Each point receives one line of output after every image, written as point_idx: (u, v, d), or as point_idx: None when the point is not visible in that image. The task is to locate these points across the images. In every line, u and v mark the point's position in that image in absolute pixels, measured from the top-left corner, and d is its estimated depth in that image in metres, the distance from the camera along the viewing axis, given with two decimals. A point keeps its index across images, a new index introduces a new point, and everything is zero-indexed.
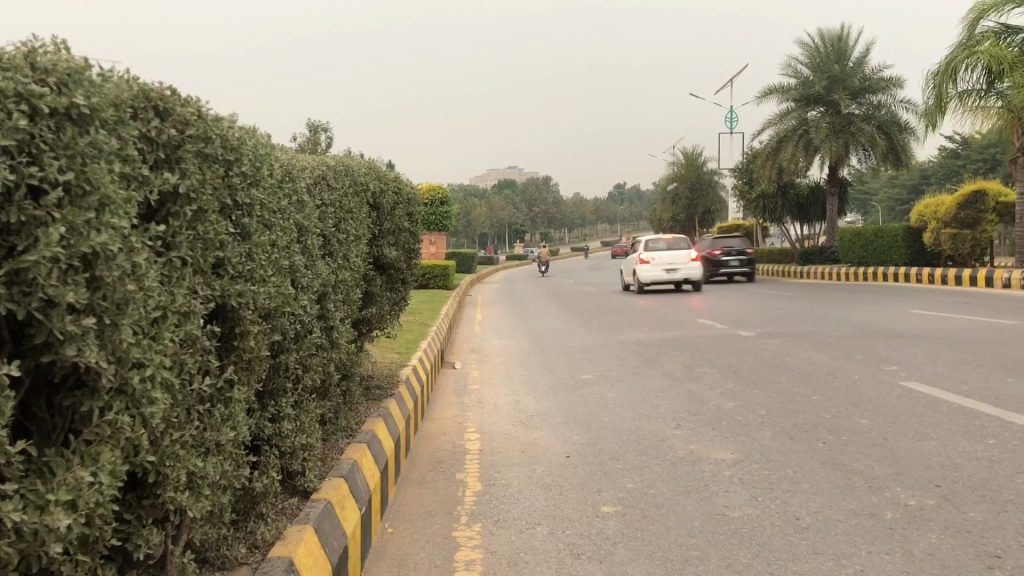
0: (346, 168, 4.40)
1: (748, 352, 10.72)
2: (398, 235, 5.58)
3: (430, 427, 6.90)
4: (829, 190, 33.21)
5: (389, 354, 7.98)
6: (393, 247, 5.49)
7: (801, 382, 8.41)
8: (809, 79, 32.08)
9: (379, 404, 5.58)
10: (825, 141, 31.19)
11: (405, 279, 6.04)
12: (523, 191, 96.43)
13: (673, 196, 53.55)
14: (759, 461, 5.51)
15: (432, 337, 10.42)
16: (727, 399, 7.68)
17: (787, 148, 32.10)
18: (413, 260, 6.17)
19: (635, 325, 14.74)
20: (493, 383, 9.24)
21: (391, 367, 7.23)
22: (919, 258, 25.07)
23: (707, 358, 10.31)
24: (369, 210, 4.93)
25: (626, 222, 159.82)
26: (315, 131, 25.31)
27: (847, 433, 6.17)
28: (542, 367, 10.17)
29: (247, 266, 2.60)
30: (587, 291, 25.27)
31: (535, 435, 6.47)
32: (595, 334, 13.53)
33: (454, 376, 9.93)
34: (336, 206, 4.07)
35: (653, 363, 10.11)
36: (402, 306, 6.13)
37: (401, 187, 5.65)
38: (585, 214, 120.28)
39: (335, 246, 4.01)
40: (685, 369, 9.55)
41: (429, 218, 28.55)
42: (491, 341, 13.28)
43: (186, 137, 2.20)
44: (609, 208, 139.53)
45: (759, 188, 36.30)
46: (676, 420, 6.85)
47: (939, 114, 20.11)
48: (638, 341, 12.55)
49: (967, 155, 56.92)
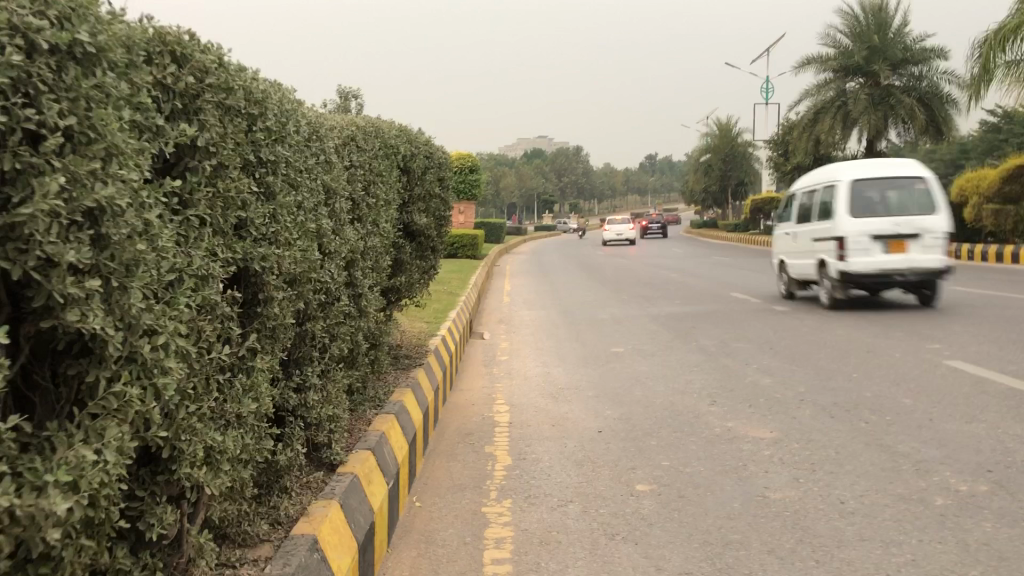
0: (376, 130, 4.23)
1: (784, 328, 10.48)
2: (428, 200, 5.41)
3: (458, 398, 6.76)
4: (868, 163, 32.56)
5: (417, 323, 7.86)
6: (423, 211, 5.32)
7: (840, 359, 8.19)
8: (849, 49, 31.18)
9: (407, 374, 5.45)
10: (864, 113, 30.49)
11: (436, 248, 5.87)
12: (554, 160, 96.18)
13: (706, 167, 53.10)
14: (798, 440, 5.32)
15: (461, 306, 10.29)
16: (764, 375, 7.49)
17: (824, 120, 31.48)
18: (444, 227, 6.00)
19: (667, 297, 14.53)
20: (522, 354, 9.10)
21: (420, 337, 7.09)
22: (958, 235, 24.53)
23: (742, 333, 10.09)
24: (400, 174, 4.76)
25: (658, 193, 158.81)
26: (346, 96, 25.00)
27: (891, 413, 5.97)
28: (571, 339, 10.03)
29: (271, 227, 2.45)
30: (618, 263, 25.02)
31: (565, 408, 6.32)
32: (627, 306, 13.35)
33: (482, 346, 9.79)
34: (364, 169, 3.90)
35: (686, 337, 9.92)
36: (432, 274, 5.97)
37: (433, 151, 5.46)
38: (616, 185, 119.52)
39: (364, 212, 3.85)
40: (720, 344, 9.35)
41: (459, 187, 28.48)
42: (521, 311, 13.13)
43: (206, 87, 2.04)
44: (641, 179, 138.40)
45: (794, 160, 35.73)
46: (711, 396, 6.68)
47: (985, 85, 19.51)
48: (670, 314, 12.35)
49: (1010, 130, 55.87)
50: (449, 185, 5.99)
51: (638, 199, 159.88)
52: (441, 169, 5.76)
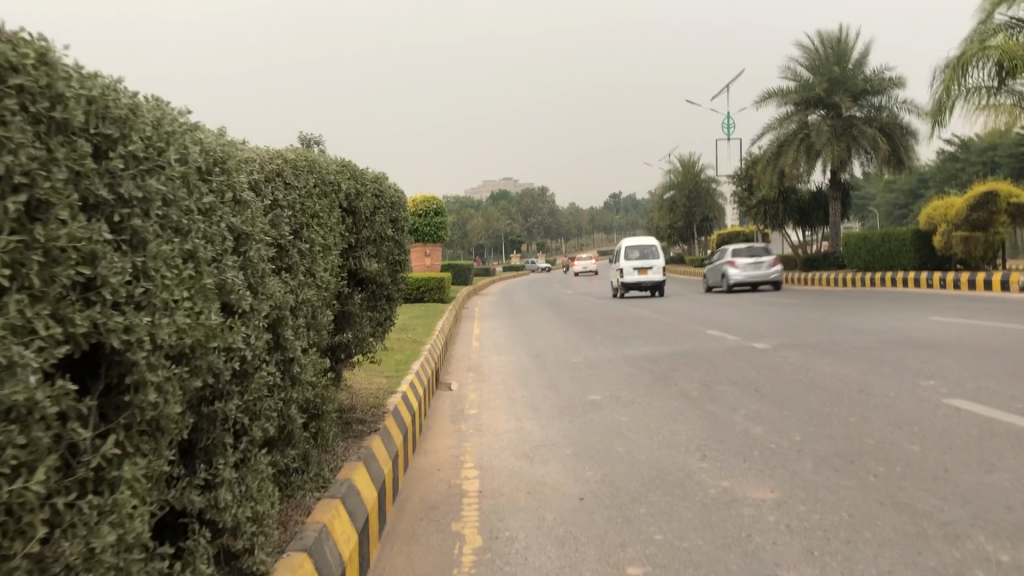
0: (310, 163, 3.62)
1: (767, 367, 9.93)
2: (381, 243, 4.80)
3: (422, 463, 6.09)
4: (833, 195, 32.55)
5: (375, 377, 7.18)
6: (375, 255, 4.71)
7: (832, 400, 7.64)
8: (809, 81, 31.33)
9: (360, 442, 4.79)
10: (827, 144, 30.52)
11: (390, 297, 5.25)
12: (519, 201, 96.33)
13: (671, 203, 53.23)
14: (805, 500, 4.72)
15: (425, 355, 9.61)
16: (754, 422, 6.90)
17: (788, 152, 31.50)
18: (401, 274, 5.39)
19: (642, 337, 13.99)
20: (492, 406, 8.44)
21: (377, 394, 6.43)
22: (928, 263, 24.34)
23: (724, 374, 9.52)
24: (342, 215, 4.15)
25: (624, 231, 159.65)
26: (308, 141, 24.43)
27: (902, 462, 5.39)
28: (544, 387, 9.40)
29: (150, 285, 1.84)
30: (588, 301, 24.52)
31: (541, 471, 5.68)
32: (601, 348, 12.76)
33: (449, 398, 9.12)
34: (294, 208, 3.28)
35: (665, 380, 9.34)
36: (387, 326, 5.34)
37: (383, 188, 4.85)
38: (581, 224, 119.89)
39: (295, 260, 3.23)
40: (702, 386, 8.77)
41: (423, 230, 27.94)
42: (490, 358, 12.50)
43: (10, 94, 1.53)
44: (605, 218, 138.88)
45: (759, 193, 35.73)
46: (700, 449, 6.07)
47: (947, 111, 19.44)
48: (646, 355, 11.76)
49: (967, 158, 56.85)
50: (405, 227, 5.39)
51: (605, 238, 160.44)
52: (397, 207, 5.16)
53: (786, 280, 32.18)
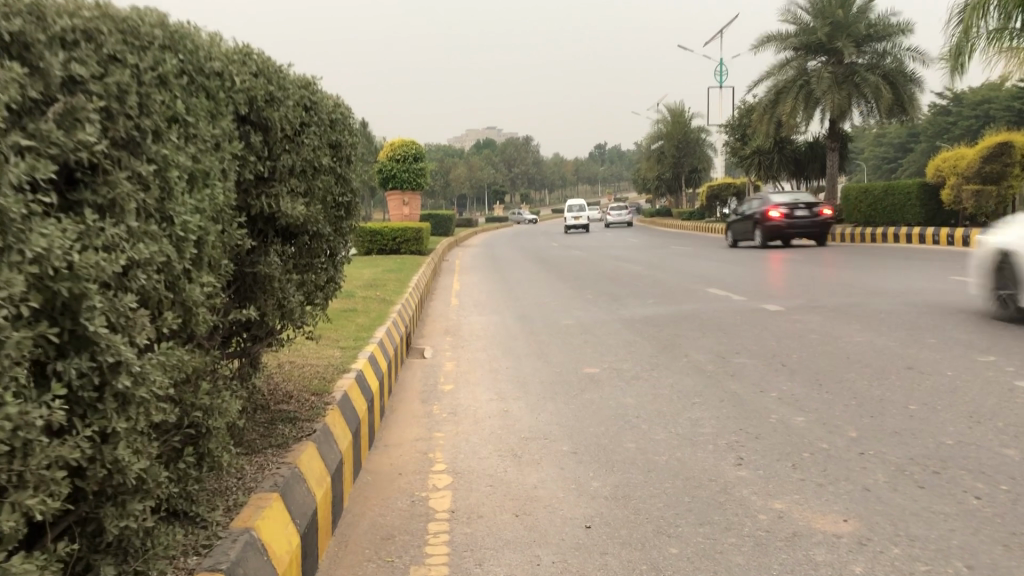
0: (172, 34, 2.24)
1: (787, 335, 8.66)
2: (319, 178, 3.44)
3: (378, 463, 4.76)
4: (830, 145, 31.23)
5: (324, 349, 5.83)
6: (306, 191, 3.35)
7: (877, 380, 6.38)
8: (810, 26, 29.83)
9: (284, 454, 3.45)
10: (828, 92, 29.09)
11: (328, 251, 3.87)
12: (502, 150, 94.26)
13: (658, 154, 51.66)
14: (896, 538, 3.45)
15: (394, 317, 8.27)
16: (793, 411, 5.62)
17: (786, 100, 30.05)
18: (348, 222, 4.04)
19: (638, 296, 12.72)
20: (471, 380, 7.13)
21: (323, 373, 5.09)
22: (933, 218, 23.19)
23: (741, 343, 8.24)
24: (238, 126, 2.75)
25: (608, 183, 157.67)
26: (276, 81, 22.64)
27: (1005, 475, 4.12)
28: (534, 356, 8.10)
29: None
30: (575, 255, 23.20)
31: (532, 481, 4.37)
32: (594, 309, 11.47)
33: (421, 368, 7.82)
34: (122, 99, 1.92)
35: (672, 349, 8.04)
36: (325, 292, 3.98)
37: (315, 97, 3.44)
38: (565, 174, 117.66)
39: (125, 192, 1.89)
40: (718, 359, 7.51)
41: (401, 176, 26.38)
42: (469, 318, 11.19)
43: None
44: (591, 169, 136.35)
45: (753, 143, 34.28)
46: (734, 451, 4.79)
47: (966, 56, 18.03)
48: (645, 317, 10.48)
49: (959, 112, 55.46)
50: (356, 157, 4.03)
51: (589, 189, 158.23)
52: (342, 128, 3.79)
53: None
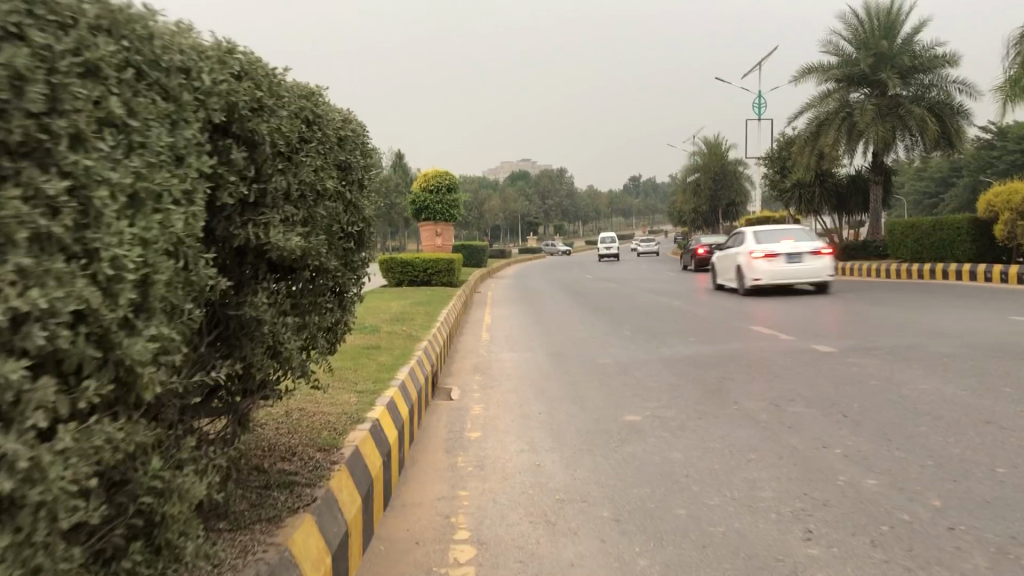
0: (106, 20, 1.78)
1: (843, 380, 7.99)
2: (324, 204, 2.93)
3: (394, 528, 4.21)
4: (873, 178, 30.45)
5: (339, 393, 5.32)
6: (306, 221, 2.84)
7: (953, 435, 5.71)
8: (853, 57, 29.27)
9: (276, 529, 2.91)
10: (871, 124, 28.33)
11: (335, 287, 3.36)
12: (536, 182, 94.05)
13: (694, 187, 50.96)
14: None
15: (420, 354, 7.75)
16: (862, 472, 4.98)
17: (827, 132, 29.38)
18: (358, 257, 3.52)
19: (677, 334, 12.10)
20: (501, 427, 6.57)
21: (335, 422, 4.57)
22: (985, 254, 22.36)
23: (793, 389, 7.60)
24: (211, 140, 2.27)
25: (642, 216, 156.85)
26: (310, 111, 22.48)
27: None
28: (569, 400, 7.52)
29: None
30: (610, 288, 22.60)
31: (567, 556, 3.78)
32: (632, 347, 10.87)
33: (448, 411, 7.28)
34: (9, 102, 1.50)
35: (718, 395, 7.42)
36: (331, 335, 3.47)
37: (318, 108, 2.95)
38: (599, 206, 117.14)
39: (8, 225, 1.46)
40: (771, 407, 6.87)
41: (433, 207, 26.05)
42: (500, 354, 10.65)
43: None
44: (625, 202, 135.78)
45: (793, 176, 33.55)
46: (800, 521, 4.17)
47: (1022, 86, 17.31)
48: (687, 357, 9.86)
49: (1004, 147, 54.18)
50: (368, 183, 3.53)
51: (623, 222, 157.51)
52: (355, 150, 3.29)
53: None
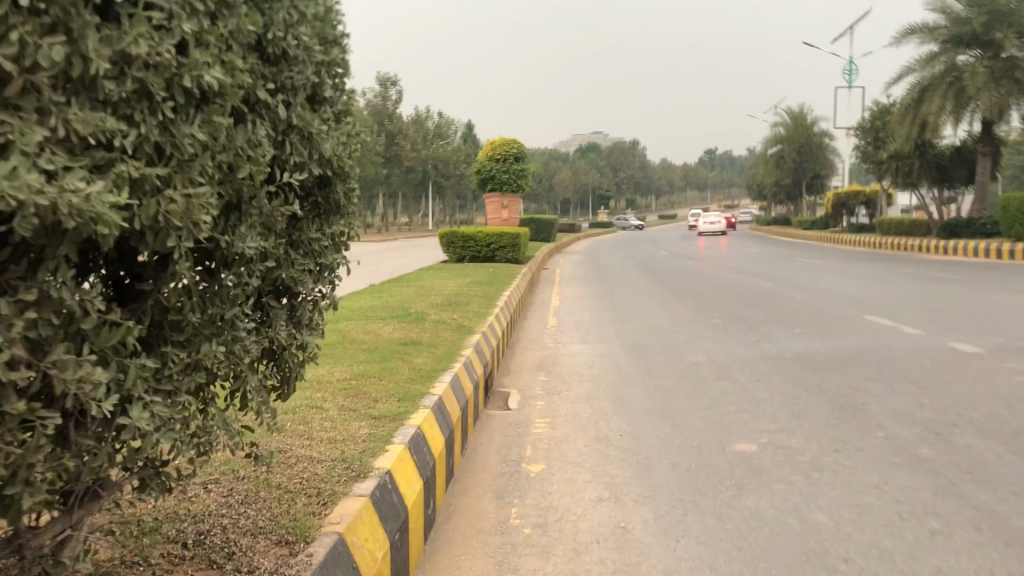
0: None
1: (1014, 395, 6.19)
2: (204, 122, 1.67)
3: None
4: (981, 149, 27.71)
5: (349, 421, 3.83)
6: (161, 153, 1.60)
7: None
8: (963, 15, 26.61)
9: None
10: (983, 90, 25.58)
11: (265, 278, 2.00)
12: (608, 154, 91.28)
13: (778, 159, 48.10)
14: None
15: (473, 350, 6.22)
16: None
17: (933, 98, 26.79)
18: (311, 229, 2.18)
19: (779, 325, 10.34)
20: (570, 456, 4.98)
21: (324, 476, 3.07)
22: None
23: (953, 408, 5.82)
24: None
25: (717, 190, 152.31)
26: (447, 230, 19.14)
27: None
28: (657, 417, 5.88)
29: None
30: (691, 266, 20.76)
31: None
32: (726, 341, 9.18)
33: (506, 425, 5.75)
34: None
35: (855, 417, 5.70)
36: (263, 361, 2.10)
37: None
38: (672, 179, 113.69)
39: None
40: (935, 438, 5.14)
41: (501, 177, 24.40)
42: (569, 346, 9.08)
43: None
44: (699, 175, 131.88)
45: (890, 146, 30.88)
46: None
47: None
48: (798, 357, 8.13)
49: None
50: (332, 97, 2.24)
51: (697, 196, 153.37)
52: (297, 30, 2.01)
53: (922, 248, 27.58)
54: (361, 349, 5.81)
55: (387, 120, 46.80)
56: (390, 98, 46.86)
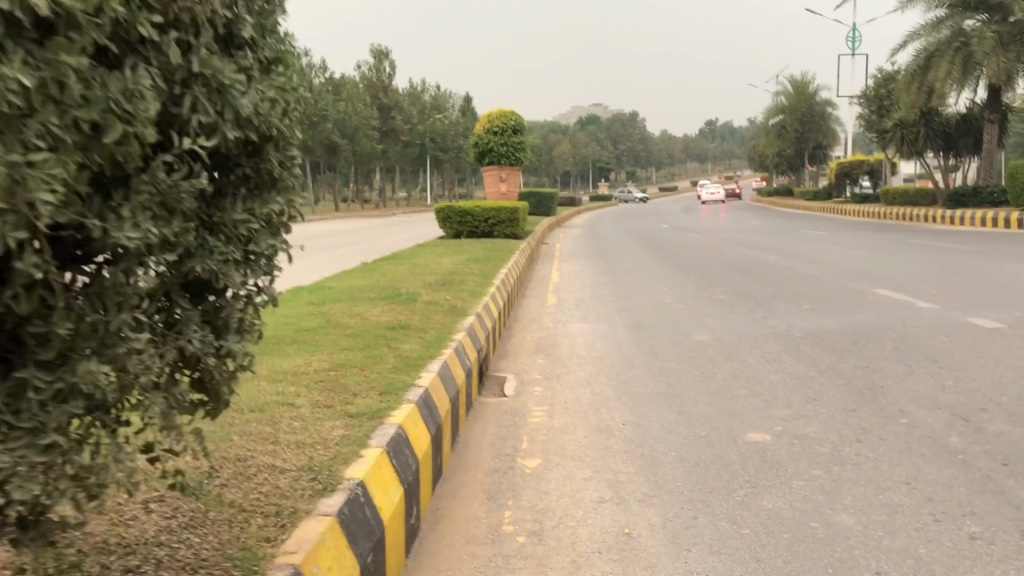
0: None
1: None
2: (45, 66, 1.43)
3: None
4: (988, 116, 27.15)
5: (324, 422, 3.45)
6: None
7: None
8: None
9: None
10: (990, 55, 24.93)
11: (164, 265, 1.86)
12: (608, 126, 90.57)
13: (780, 129, 47.51)
14: None
15: (466, 333, 5.83)
16: None
17: (939, 65, 26.22)
18: (233, 207, 2.06)
19: (788, 300, 9.94)
20: (570, 450, 4.59)
21: (290, 494, 2.68)
22: None
23: (980, 391, 5.43)
24: None
25: (717, 161, 151.36)
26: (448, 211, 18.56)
27: None
28: (662, 403, 5.49)
29: None
30: (693, 239, 20.33)
31: None
32: (732, 318, 8.79)
33: (500, 413, 5.38)
34: None
35: (875, 402, 5.32)
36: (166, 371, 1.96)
37: None
38: (673, 151, 112.92)
39: None
40: (965, 425, 4.76)
41: (499, 150, 23.92)
42: (568, 326, 8.69)
43: None
44: (700, 147, 130.76)
45: (895, 115, 30.28)
46: None
47: None
48: (810, 335, 7.74)
49: None
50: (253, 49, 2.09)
51: (698, 167, 152.28)
52: None
53: (927, 218, 27.14)
54: (345, 335, 5.40)
55: (383, 94, 46.25)
56: (385, 71, 46.25)
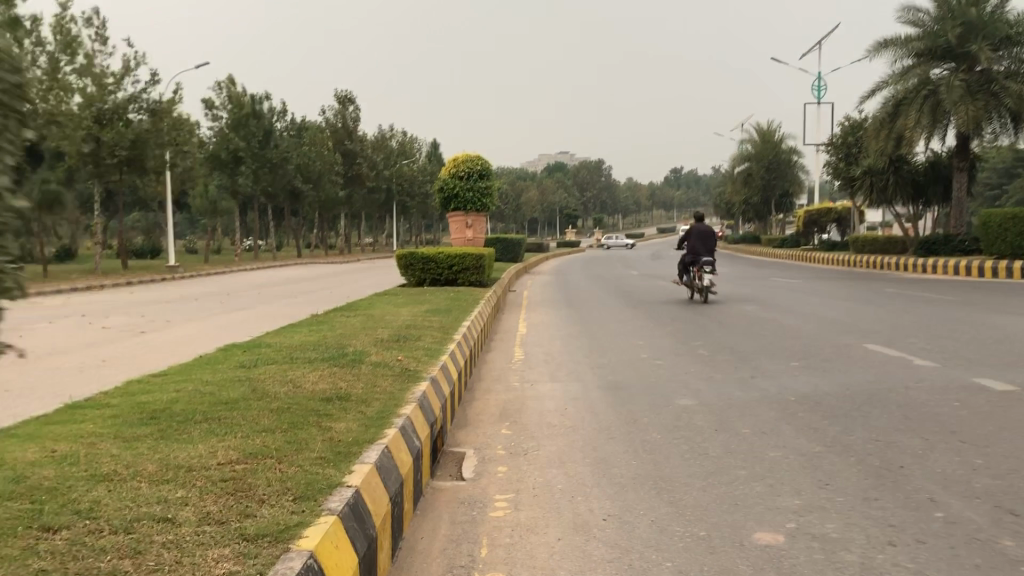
0: None
1: None
2: None
3: None
4: (957, 164, 26.98)
5: (211, 550, 2.55)
6: None
7: None
8: (935, 28, 25.95)
9: None
10: (959, 104, 24.80)
11: None
12: (575, 172, 90.60)
13: (746, 176, 47.47)
14: None
15: (416, 405, 4.93)
16: None
17: (908, 112, 26.06)
18: None
19: (774, 357, 9.17)
20: (539, 561, 3.68)
21: None
22: None
23: (1020, 474, 4.63)
24: None
25: (682, 208, 152.71)
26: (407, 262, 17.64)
27: None
28: (649, 490, 4.62)
29: None
30: (664, 288, 19.58)
31: None
32: (715, 378, 7.98)
33: (456, 505, 4.47)
34: None
35: (902, 489, 4.49)
36: None
37: None
38: (639, 198, 113.44)
39: None
40: (1016, 521, 3.94)
41: (464, 195, 23.15)
42: (536, 387, 7.81)
43: None
44: (666, 195, 131.75)
45: (864, 162, 30.03)
46: None
47: None
48: (804, 399, 6.94)
49: None
50: None
51: (664, 214, 153.15)
52: None
53: (899, 265, 26.78)
54: (268, 411, 4.48)
55: (348, 139, 45.45)
56: (350, 117, 45.42)
